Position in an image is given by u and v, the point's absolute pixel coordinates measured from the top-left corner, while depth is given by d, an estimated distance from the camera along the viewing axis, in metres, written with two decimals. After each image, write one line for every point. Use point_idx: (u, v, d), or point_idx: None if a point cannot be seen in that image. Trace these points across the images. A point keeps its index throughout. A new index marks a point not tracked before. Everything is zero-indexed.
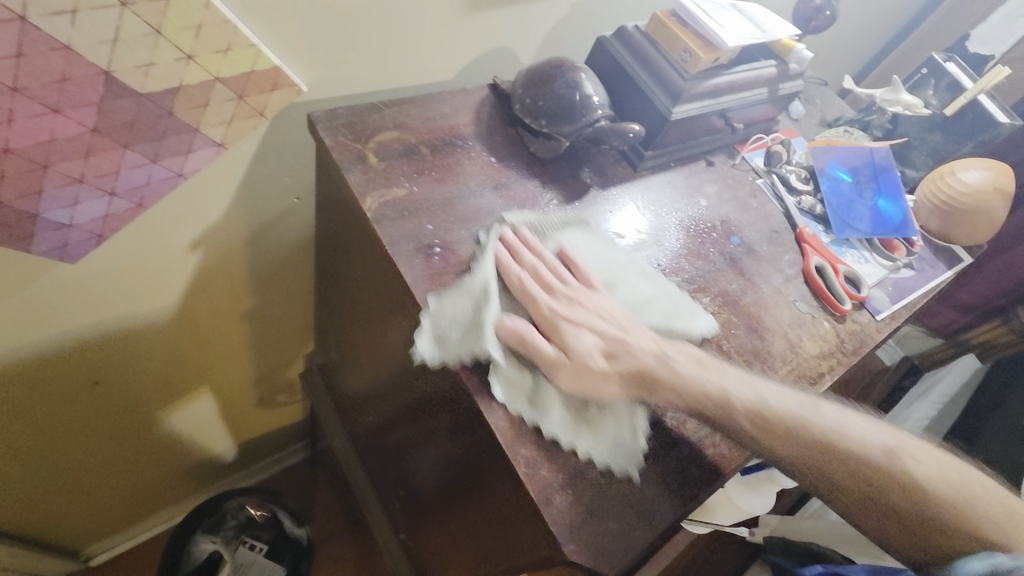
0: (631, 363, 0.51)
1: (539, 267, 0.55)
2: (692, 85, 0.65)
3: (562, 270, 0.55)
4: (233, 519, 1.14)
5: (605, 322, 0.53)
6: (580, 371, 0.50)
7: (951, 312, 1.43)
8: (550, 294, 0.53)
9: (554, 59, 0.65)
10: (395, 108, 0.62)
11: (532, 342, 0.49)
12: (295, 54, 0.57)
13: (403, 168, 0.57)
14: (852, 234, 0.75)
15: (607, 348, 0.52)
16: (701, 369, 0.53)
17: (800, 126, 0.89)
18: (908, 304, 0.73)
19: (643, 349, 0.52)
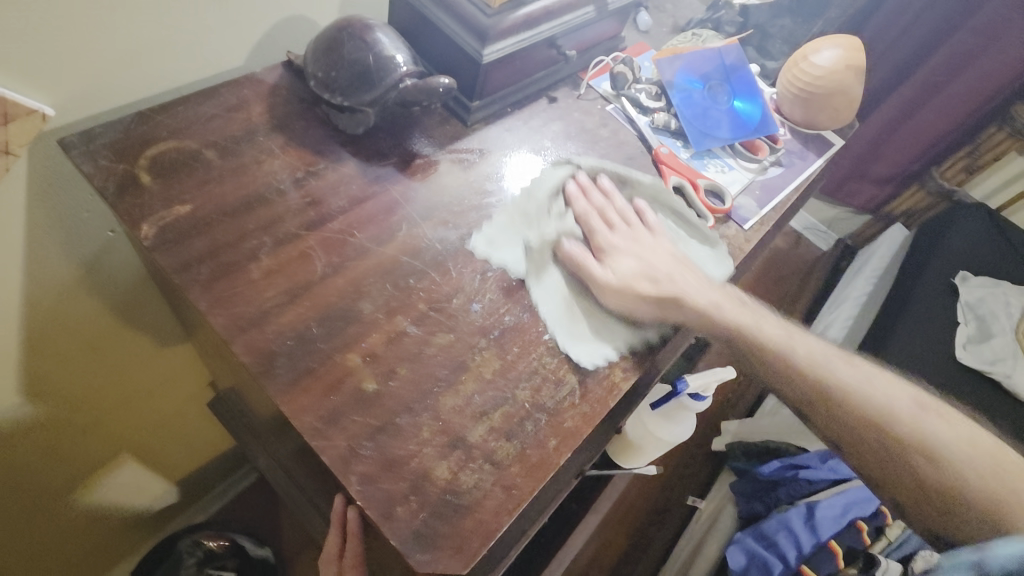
0: (673, 291, 0.55)
1: (596, 210, 0.60)
2: (496, 20, 0.58)
3: (628, 215, 0.60)
4: (192, 556, 1.07)
5: (654, 258, 0.57)
6: (625, 289, 0.54)
7: (873, 186, 1.46)
8: (609, 229, 0.59)
9: (345, 19, 0.58)
10: (168, 112, 0.55)
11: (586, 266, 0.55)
12: (23, 77, 0.49)
13: (182, 180, 0.50)
14: (711, 144, 0.73)
15: (651, 274, 0.56)
16: (680, 266, 0.58)
17: (651, 38, 0.85)
18: (777, 205, 0.71)
19: (695, 290, 0.56)
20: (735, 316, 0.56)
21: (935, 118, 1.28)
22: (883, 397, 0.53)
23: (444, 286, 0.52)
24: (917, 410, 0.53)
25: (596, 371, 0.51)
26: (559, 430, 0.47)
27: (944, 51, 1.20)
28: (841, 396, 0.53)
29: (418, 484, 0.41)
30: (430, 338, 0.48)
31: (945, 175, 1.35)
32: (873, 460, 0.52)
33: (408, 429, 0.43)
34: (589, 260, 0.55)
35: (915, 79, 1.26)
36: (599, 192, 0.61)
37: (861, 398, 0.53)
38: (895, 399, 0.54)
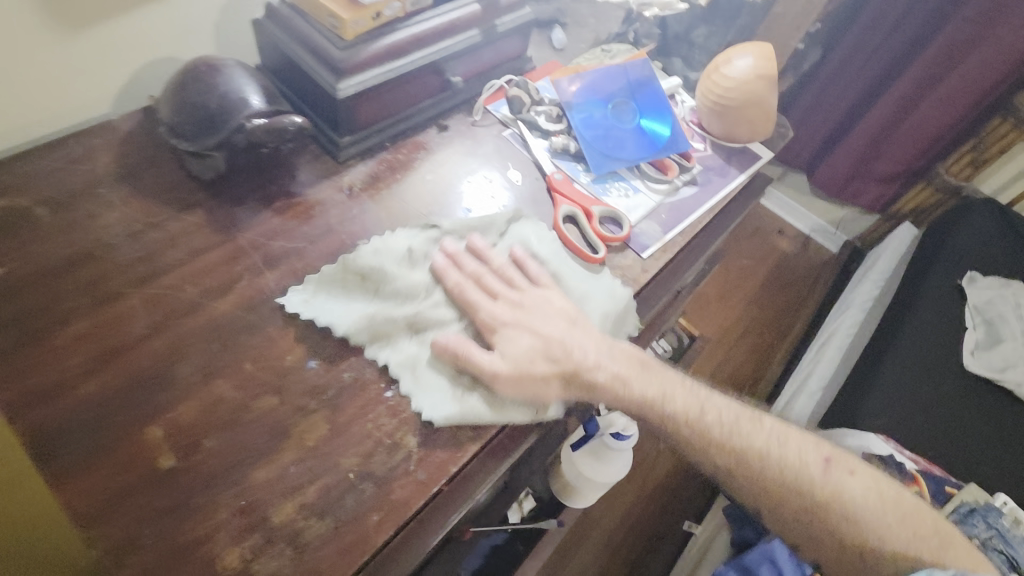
0: (573, 361, 0.48)
1: (472, 277, 0.52)
2: (350, 53, 0.55)
3: (510, 274, 0.53)
4: None
5: (546, 321, 0.50)
6: (518, 370, 0.47)
7: (878, 187, 1.30)
8: (494, 298, 0.51)
9: (198, 62, 0.56)
10: (4, 168, 0.53)
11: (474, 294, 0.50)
12: None
13: (3, 242, 0.48)
14: (615, 166, 0.67)
15: (541, 344, 0.48)
16: (569, 327, 0.50)
17: (565, 55, 0.80)
18: (684, 230, 0.65)
19: (593, 352, 0.49)
20: (627, 370, 0.50)
21: (939, 111, 1.11)
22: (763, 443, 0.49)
23: (280, 342, 0.48)
24: (825, 469, 0.48)
25: (441, 431, 0.46)
26: (385, 503, 0.42)
27: (946, 35, 1.05)
28: (747, 458, 0.48)
29: (199, 574, 0.37)
30: (249, 403, 0.44)
31: (950, 170, 1.20)
32: (780, 518, 0.48)
33: (200, 509, 0.39)
34: (474, 289, 0.51)
35: (915, 68, 1.11)
36: (472, 255, 0.53)
37: (723, 440, 0.49)
38: (791, 449, 0.49)
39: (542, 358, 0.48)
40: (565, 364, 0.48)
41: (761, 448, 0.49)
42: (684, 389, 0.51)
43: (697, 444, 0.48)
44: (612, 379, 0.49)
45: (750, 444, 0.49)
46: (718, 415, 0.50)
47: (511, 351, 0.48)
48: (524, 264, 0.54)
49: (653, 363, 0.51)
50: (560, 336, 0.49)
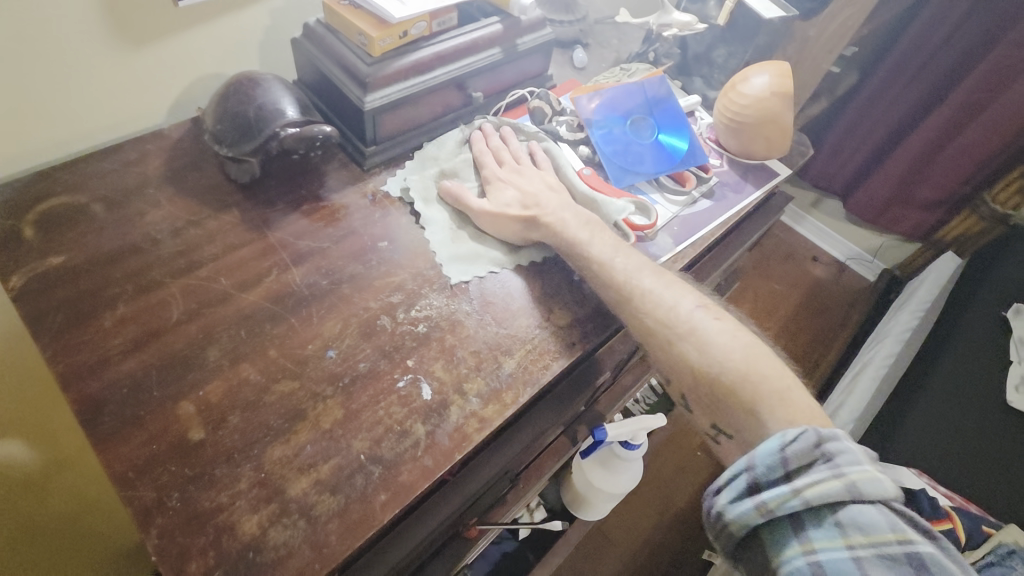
0: (537, 210, 0.59)
1: (492, 150, 0.66)
2: (376, 69, 0.59)
3: (521, 156, 0.66)
4: None
5: (528, 181, 0.63)
6: (495, 212, 0.59)
7: (918, 212, 1.27)
8: (499, 166, 0.65)
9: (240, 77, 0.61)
10: (67, 169, 0.58)
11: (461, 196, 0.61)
12: None
13: (63, 234, 0.53)
14: (634, 180, 0.69)
15: (523, 199, 0.61)
16: (546, 189, 0.62)
17: (586, 74, 0.83)
18: (696, 242, 0.67)
19: (554, 206, 0.60)
20: (580, 232, 0.58)
21: (982, 139, 1.08)
22: (681, 318, 0.52)
23: (303, 332, 0.51)
24: (742, 351, 0.50)
25: (447, 422, 0.48)
26: (391, 485, 0.44)
27: (986, 64, 1.01)
28: (657, 324, 0.52)
29: (218, 538, 0.40)
30: (271, 387, 0.47)
31: (997, 198, 1.16)
32: (690, 392, 0.50)
33: (222, 480, 0.42)
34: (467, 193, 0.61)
35: (955, 95, 1.08)
36: (500, 136, 0.67)
37: (642, 308, 0.53)
38: (726, 344, 0.50)
39: (518, 204, 0.60)
40: (543, 219, 0.59)
41: (692, 326, 0.51)
42: (636, 266, 0.56)
43: (615, 300, 0.54)
44: (565, 227, 0.58)
45: (681, 317, 0.52)
46: (649, 283, 0.54)
47: (494, 194, 0.62)
48: (534, 150, 0.67)
49: (626, 247, 0.58)
50: (546, 212, 0.59)
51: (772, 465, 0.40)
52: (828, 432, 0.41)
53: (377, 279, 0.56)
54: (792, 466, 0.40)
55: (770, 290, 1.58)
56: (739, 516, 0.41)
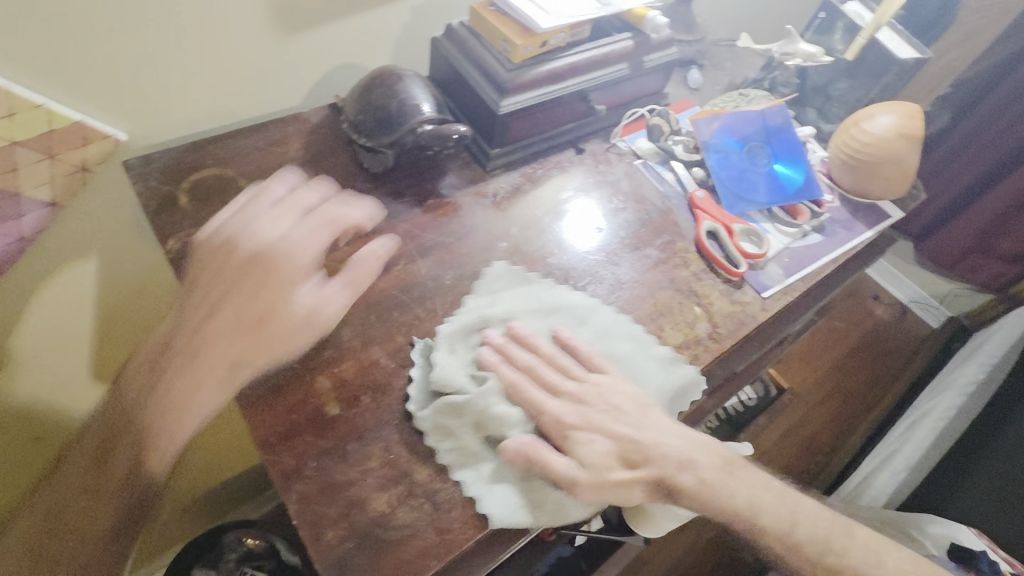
0: (653, 469, 0.46)
1: (527, 370, 0.49)
2: (515, 75, 0.61)
3: (562, 362, 0.50)
4: (234, 552, 1.04)
5: (620, 422, 0.47)
6: (598, 480, 0.44)
7: (999, 264, 1.20)
8: (571, 379, 0.49)
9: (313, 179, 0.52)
10: (218, 143, 0.62)
11: (536, 392, 0.47)
12: (109, 109, 0.59)
13: (214, 205, 0.57)
14: (746, 208, 0.68)
15: (622, 450, 0.46)
16: (642, 415, 0.48)
17: (699, 95, 0.83)
18: (806, 276, 0.65)
19: (666, 448, 0.47)
20: (647, 439, 0.47)
21: None
22: (773, 499, 0.49)
23: (429, 323, 0.53)
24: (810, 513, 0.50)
25: None
26: (508, 482, 0.46)
27: None
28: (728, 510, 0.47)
29: (350, 511, 0.42)
30: (398, 373, 0.50)
31: None
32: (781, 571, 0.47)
33: (355, 456, 0.44)
34: (523, 379, 0.48)
35: None
36: (517, 344, 0.50)
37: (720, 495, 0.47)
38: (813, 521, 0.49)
39: (620, 461, 0.46)
40: (648, 465, 0.46)
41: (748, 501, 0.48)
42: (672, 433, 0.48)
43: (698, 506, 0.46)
44: (656, 463, 0.46)
45: (739, 497, 0.48)
46: (704, 467, 0.48)
47: (579, 452, 0.45)
48: (569, 347, 0.51)
49: (723, 466, 0.49)
50: (649, 444, 0.47)
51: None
52: None
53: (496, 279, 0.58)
54: None
55: (836, 327, 1.54)
56: None
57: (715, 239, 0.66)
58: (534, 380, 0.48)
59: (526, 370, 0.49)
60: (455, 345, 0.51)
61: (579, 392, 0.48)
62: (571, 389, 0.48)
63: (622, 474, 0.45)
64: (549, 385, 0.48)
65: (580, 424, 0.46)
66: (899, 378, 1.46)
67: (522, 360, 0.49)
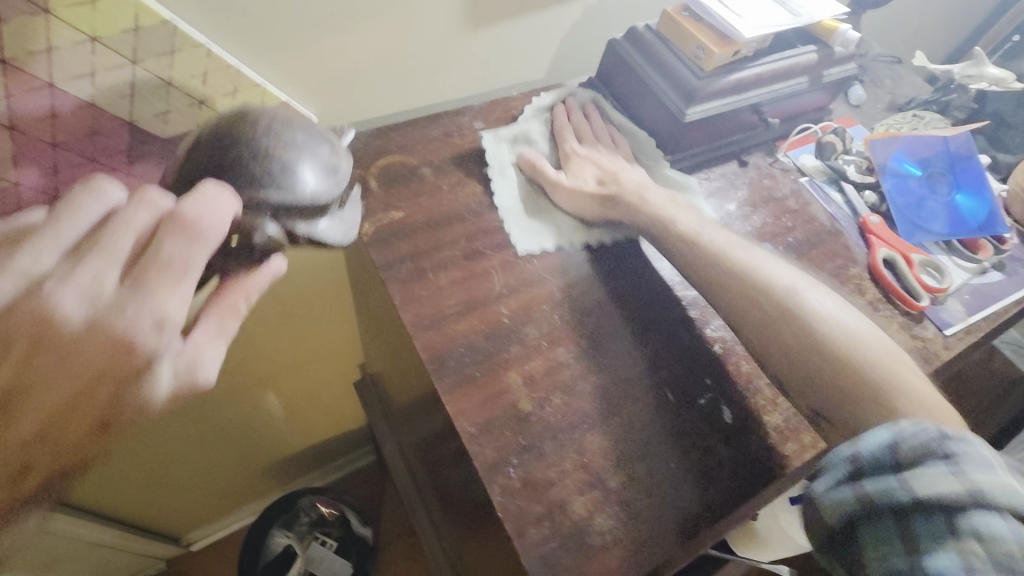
0: (615, 189, 0.59)
1: (574, 125, 0.65)
2: (706, 83, 0.61)
3: (604, 133, 0.65)
4: (307, 516, 1.09)
5: (619, 168, 0.61)
6: (575, 189, 0.59)
7: None
8: (580, 143, 0.64)
9: (181, 214, 0.32)
10: (398, 131, 0.63)
11: (541, 168, 0.61)
12: (308, 93, 0.61)
13: (400, 191, 0.58)
14: (924, 238, 0.65)
15: (601, 176, 0.61)
16: (671, 205, 0.58)
17: (861, 113, 0.79)
18: (989, 315, 0.62)
19: (635, 184, 0.60)
20: (720, 245, 0.54)
21: None
22: (846, 319, 0.49)
23: (610, 330, 0.53)
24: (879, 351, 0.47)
25: (748, 451, 0.48)
26: (701, 500, 0.45)
27: None
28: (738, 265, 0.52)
29: (552, 512, 0.43)
30: (584, 376, 0.50)
31: None
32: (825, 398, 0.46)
33: (551, 456, 0.45)
34: (569, 131, 0.64)
35: None
36: (581, 114, 0.66)
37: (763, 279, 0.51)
38: (859, 323, 0.49)
39: (597, 180, 0.60)
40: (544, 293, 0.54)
41: (814, 310, 0.49)
42: (719, 230, 0.56)
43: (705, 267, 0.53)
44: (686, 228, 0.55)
45: (772, 276, 0.51)
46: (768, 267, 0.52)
47: (573, 168, 0.61)
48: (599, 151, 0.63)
49: (752, 242, 0.55)
50: (661, 211, 0.57)
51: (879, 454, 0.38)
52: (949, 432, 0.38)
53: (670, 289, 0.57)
54: (905, 454, 0.38)
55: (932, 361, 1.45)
56: (837, 503, 0.39)
57: (891, 268, 0.63)
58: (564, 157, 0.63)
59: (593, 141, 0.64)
60: (519, 136, 0.64)
61: (605, 177, 0.60)
62: (607, 161, 0.62)
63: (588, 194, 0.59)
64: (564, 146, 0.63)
65: (581, 156, 0.62)
66: (995, 412, 1.37)
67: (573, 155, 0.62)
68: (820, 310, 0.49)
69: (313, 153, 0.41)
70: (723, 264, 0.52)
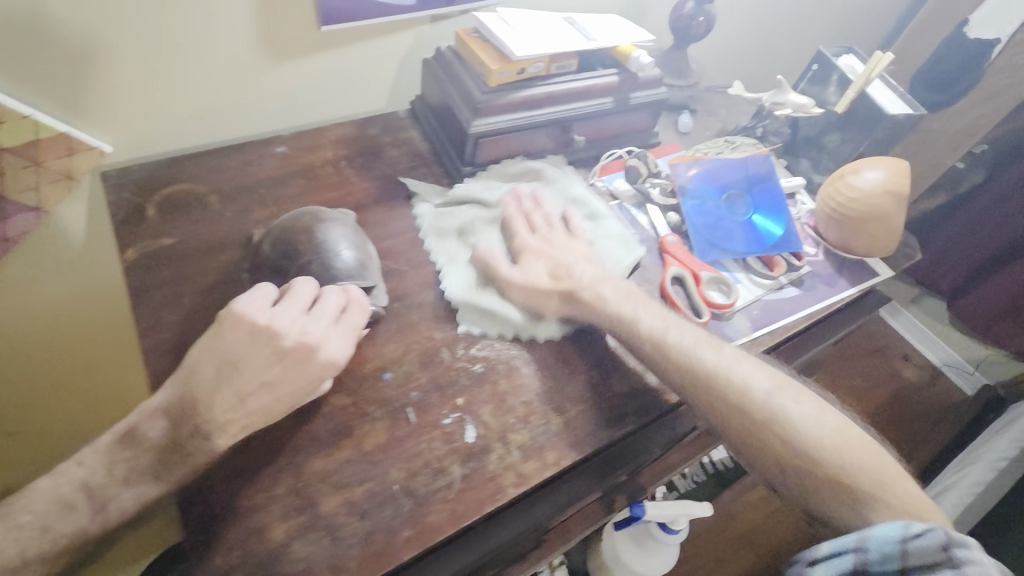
0: (571, 282, 0.57)
1: (523, 211, 0.64)
2: (490, 97, 0.63)
3: (554, 221, 0.63)
4: None
5: (564, 253, 0.59)
6: (526, 283, 0.57)
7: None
8: (531, 234, 0.62)
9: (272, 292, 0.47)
10: (194, 160, 0.64)
11: (492, 262, 0.58)
12: (97, 123, 0.61)
13: (178, 218, 0.59)
14: (719, 256, 0.66)
15: (555, 269, 0.58)
16: (586, 262, 0.59)
17: (688, 140, 0.82)
18: (776, 331, 0.63)
19: (591, 277, 0.58)
20: (612, 295, 0.57)
21: None
22: (722, 364, 0.53)
23: (365, 352, 0.53)
24: (771, 392, 0.51)
25: (484, 469, 0.48)
26: (416, 522, 0.44)
27: None
28: (590, 303, 0.56)
29: (247, 538, 0.42)
30: (324, 398, 0.49)
31: None
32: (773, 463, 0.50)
33: (264, 480, 0.45)
34: (517, 216, 0.63)
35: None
36: (533, 200, 0.65)
37: (678, 359, 0.53)
38: (757, 380, 0.52)
39: (548, 273, 0.58)
40: (571, 288, 0.57)
41: (713, 369, 0.52)
42: (591, 263, 0.59)
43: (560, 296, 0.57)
44: (589, 283, 0.57)
45: (643, 324, 0.55)
46: (606, 290, 0.57)
47: (523, 263, 0.59)
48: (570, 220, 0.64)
49: (603, 275, 0.58)
50: (588, 286, 0.57)
51: (888, 554, 0.40)
52: (959, 534, 0.39)
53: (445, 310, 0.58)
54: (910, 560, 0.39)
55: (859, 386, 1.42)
56: None
57: (682, 286, 0.64)
58: (518, 249, 0.60)
59: (527, 219, 0.63)
60: (462, 227, 0.63)
61: (550, 264, 0.59)
62: (555, 257, 0.59)
63: (540, 278, 0.57)
64: (517, 235, 0.61)
65: (533, 247, 0.60)
66: None
67: (523, 251, 0.60)
68: (714, 371, 0.52)
69: (363, 246, 0.55)
70: (609, 321, 0.55)
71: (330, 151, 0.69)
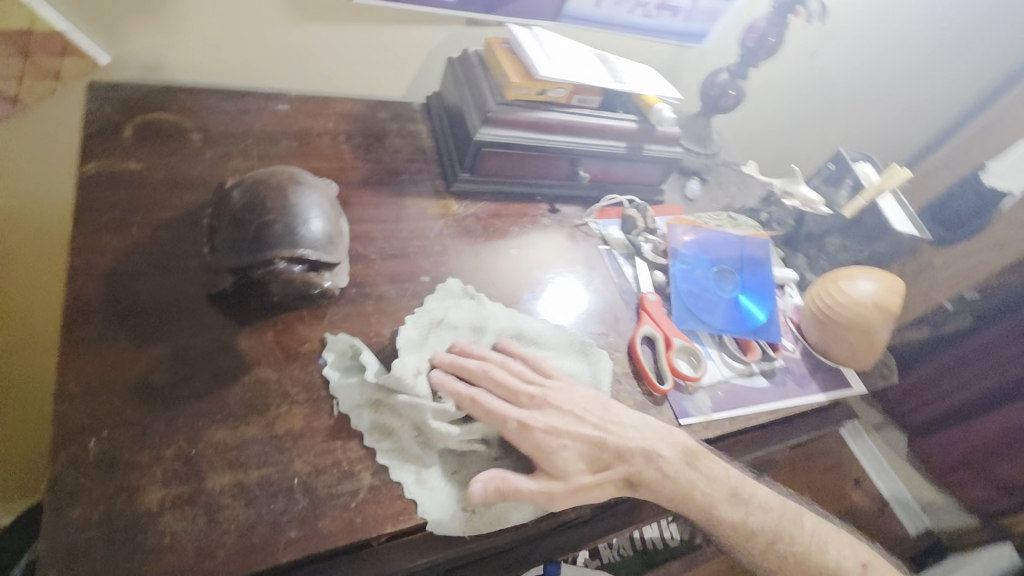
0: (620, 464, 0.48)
1: (489, 375, 0.49)
2: (502, 108, 0.61)
3: (524, 371, 0.51)
4: None
5: (580, 423, 0.49)
6: (567, 486, 0.46)
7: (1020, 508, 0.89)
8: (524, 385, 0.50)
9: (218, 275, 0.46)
10: (190, 95, 0.61)
11: (512, 482, 0.44)
12: (99, 31, 0.57)
13: (153, 146, 0.56)
14: (696, 326, 0.64)
15: (590, 448, 0.48)
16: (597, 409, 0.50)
17: (693, 207, 0.81)
18: (736, 417, 0.60)
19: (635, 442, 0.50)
20: (670, 461, 0.50)
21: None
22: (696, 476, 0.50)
23: (306, 331, 0.50)
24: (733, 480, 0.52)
25: (396, 485, 0.44)
26: (306, 524, 0.40)
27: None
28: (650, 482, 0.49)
29: (116, 497, 0.38)
30: (247, 368, 0.46)
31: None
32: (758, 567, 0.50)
33: (155, 439, 0.41)
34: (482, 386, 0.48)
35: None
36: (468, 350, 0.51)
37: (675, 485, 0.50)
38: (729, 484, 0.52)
39: (585, 463, 0.47)
40: (619, 464, 0.49)
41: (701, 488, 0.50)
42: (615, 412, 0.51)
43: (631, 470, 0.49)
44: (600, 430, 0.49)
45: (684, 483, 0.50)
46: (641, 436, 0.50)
47: (554, 465, 0.46)
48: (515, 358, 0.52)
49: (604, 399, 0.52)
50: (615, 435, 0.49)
51: None
52: None
53: (402, 309, 0.54)
54: None
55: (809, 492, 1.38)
56: None
57: (651, 348, 0.62)
58: (519, 431, 0.47)
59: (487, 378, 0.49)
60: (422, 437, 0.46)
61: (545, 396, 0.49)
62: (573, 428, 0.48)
63: (583, 473, 0.47)
64: (499, 405, 0.47)
65: (542, 428, 0.47)
66: None
67: (532, 429, 0.47)
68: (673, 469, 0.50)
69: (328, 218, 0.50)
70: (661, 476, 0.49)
71: (332, 123, 0.67)
